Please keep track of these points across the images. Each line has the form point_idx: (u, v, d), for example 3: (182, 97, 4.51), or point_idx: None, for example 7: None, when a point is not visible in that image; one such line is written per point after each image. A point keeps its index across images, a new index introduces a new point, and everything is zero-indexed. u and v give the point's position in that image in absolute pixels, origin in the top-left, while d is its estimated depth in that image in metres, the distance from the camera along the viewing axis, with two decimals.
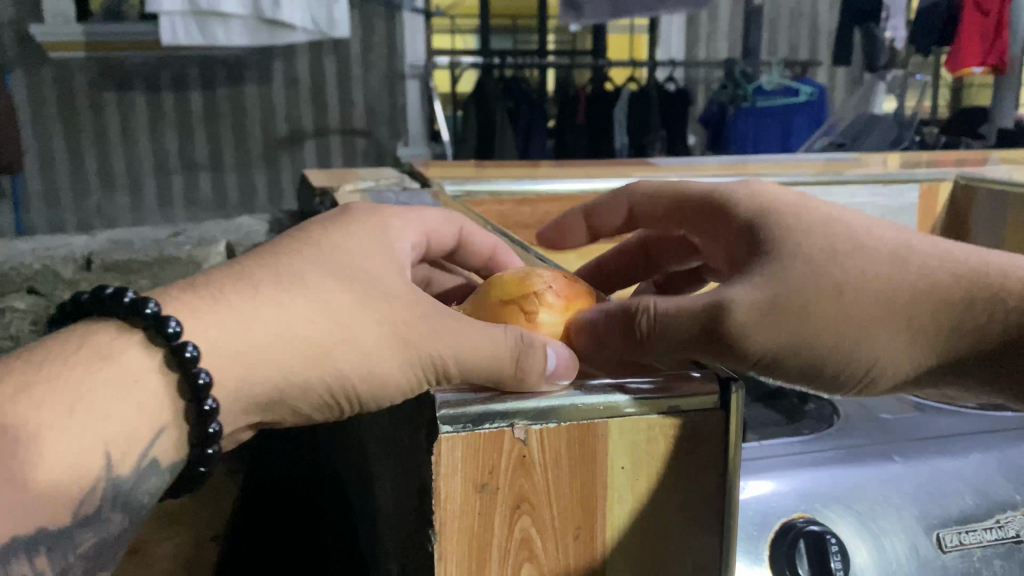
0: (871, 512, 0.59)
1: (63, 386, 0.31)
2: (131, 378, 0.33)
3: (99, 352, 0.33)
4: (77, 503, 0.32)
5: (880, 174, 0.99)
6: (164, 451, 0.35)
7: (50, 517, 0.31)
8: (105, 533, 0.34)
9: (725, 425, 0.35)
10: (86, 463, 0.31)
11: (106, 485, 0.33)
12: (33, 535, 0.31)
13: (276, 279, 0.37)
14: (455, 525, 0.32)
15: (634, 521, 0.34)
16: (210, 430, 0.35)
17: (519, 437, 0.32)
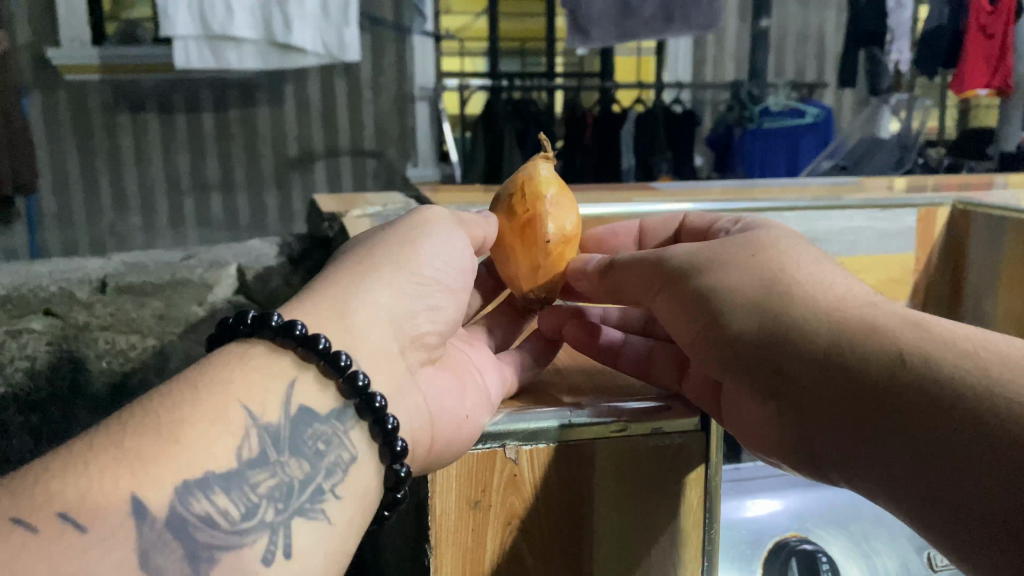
0: (863, 533, 0.60)
1: (194, 376, 0.37)
2: (257, 361, 0.38)
3: (228, 354, 0.39)
4: (236, 447, 0.35)
5: (880, 199, 1.00)
6: (309, 402, 0.39)
7: (217, 460, 0.34)
8: (282, 478, 0.36)
9: (705, 444, 0.44)
10: (228, 414, 0.35)
11: (259, 432, 0.36)
12: (207, 477, 0.33)
13: (352, 277, 0.44)
14: (450, 538, 0.42)
15: (608, 534, 0.43)
16: (354, 379, 0.40)
17: (510, 457, 0.42)
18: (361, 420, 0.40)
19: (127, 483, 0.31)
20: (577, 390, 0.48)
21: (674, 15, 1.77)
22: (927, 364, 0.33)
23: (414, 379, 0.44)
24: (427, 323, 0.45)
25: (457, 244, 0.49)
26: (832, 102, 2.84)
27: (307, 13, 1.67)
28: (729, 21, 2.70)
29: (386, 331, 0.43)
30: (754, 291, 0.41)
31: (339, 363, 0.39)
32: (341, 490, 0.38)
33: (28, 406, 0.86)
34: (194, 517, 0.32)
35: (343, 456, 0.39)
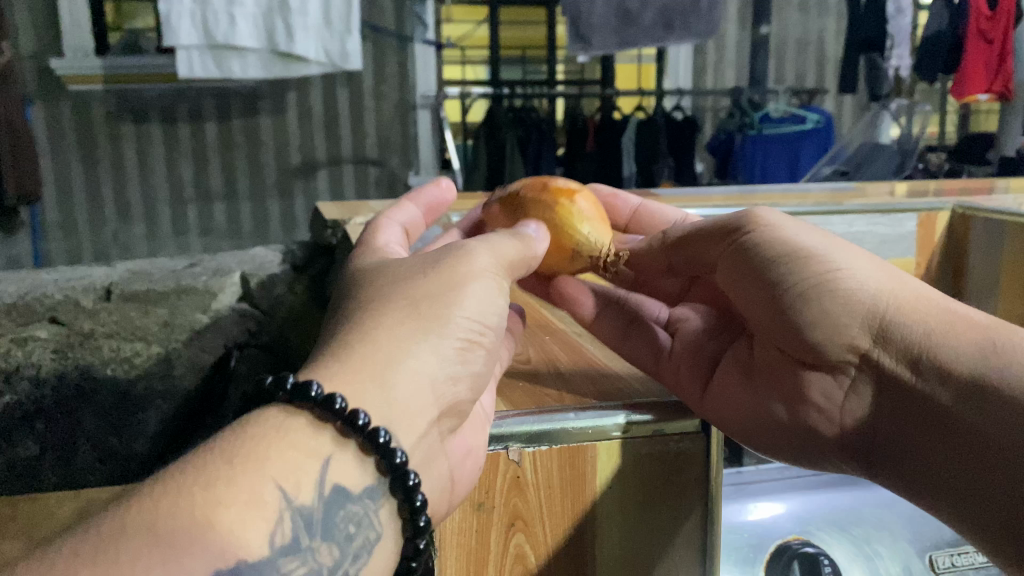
0: (865, 536, 0.61)
1: (229, 448, 0.35)
2: (295, 433, 0.37)
3: (264, 424, 0.37)
4: (270, 532, 0.34)
5: (880, 204, 1.02)
6: (342, 481, 0.38)
7: (250, 549, 0.33)
8: (313, 565, 0.35)
9: (709, 460, 0.44)
10: (263, 495, 0.34)
11: (293, 515, 0.35)
12: (241, 567, 0.33)
13: (388, 329, 0.40)
14: (453, 541, 0.42)
15: (615, 538, 0.44)
16: (391, 457, 0.38)
17: (513, 458, 0.43)
18: (391, 498, 0.39)
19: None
20: (571, 391, 0.49)
21: (674, 23, 1.77)
22: (1015, 364, 0.37)
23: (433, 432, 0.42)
24: (459, 381, 0.43)
25: (492, 314, 0.44)
26: (833, 109, 2.85)
27: (310, 23, 1.68)
28: (729, 30, 2.71)
29: (425, 398, 0.41)
30: (858, 262, 0.44)
31: (377, 440, 0.38)
32: (366, 575, 0.37)
33: (34, 414, 0.86)
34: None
35: (369, 537, 0.38)
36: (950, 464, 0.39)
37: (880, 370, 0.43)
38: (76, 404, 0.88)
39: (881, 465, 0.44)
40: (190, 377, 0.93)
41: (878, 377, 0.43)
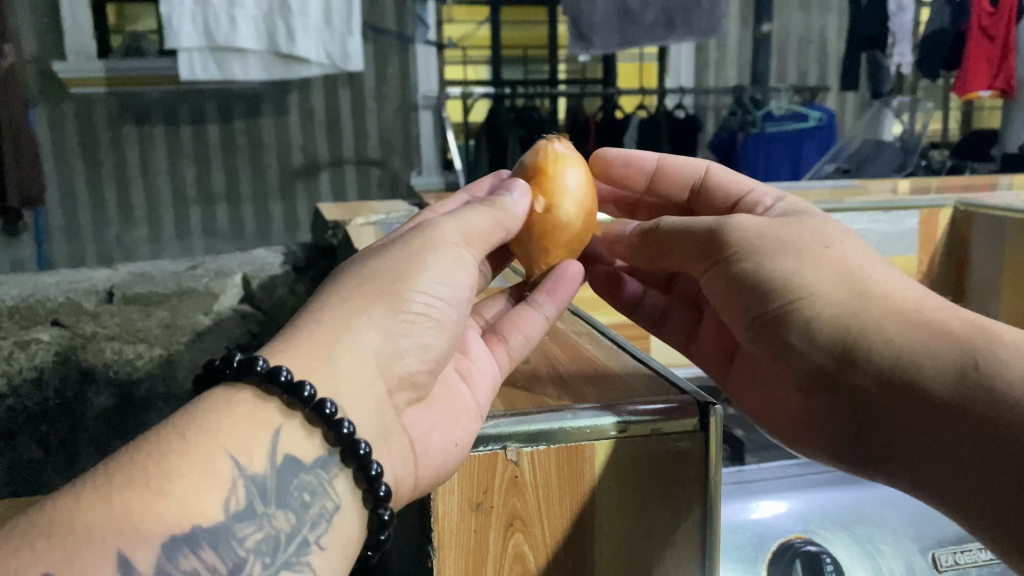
0: (868, 534, 0.61)
1: (183, 422, 0.37)
2: (242, 407, 0.39)
3: (213, 400, 0.39)
4: (224, 500, 0.36)
5: (880, 202, 1.02)
6: (294, 451, 0.39)
7: (204, 515, 0.35)
8: (269, 531, 0.37)
9: (705, 448, 0.44)
10: (216, 465, 0.36)
11: (246, 483, 0.37)
12: (196, 531, 0.34)
13: (337, 309, 0.43)
14: (452, 541, 0.42)
15: (618, 536, 0.44)
16: (339, 427, 0.40)
17: (512, 458, 0.42)
18: (345, 467, 0.41)
19: (114, 542, 0.32)
20: (570, 390, 0.49)
21: (675, 21, 1.78)
22: (992, 376, 0.39)
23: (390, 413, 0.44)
24: (418, 361, 0.45)
25: (458, 294, 0.47)
26: (835, 106, 2.85)
27: (310, 24, 1.68)
28: (730, 28, 2.71)
29: (372, 371, 0.42)
30: (830, 280, 0.47)
31: (324, 411, 0.39)
32: (326, 540, 0.39)
33: (36, 419, 0.85)
34: (181, 572, 0.33)
35: (327, 505, 0.40)
36: (922, 471, 0.42)
37: (846, 385, 0.46)
38: (79, 408, 0.87)
39: (869, 469, 0.47)
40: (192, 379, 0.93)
41: (852, 390, 0.46)
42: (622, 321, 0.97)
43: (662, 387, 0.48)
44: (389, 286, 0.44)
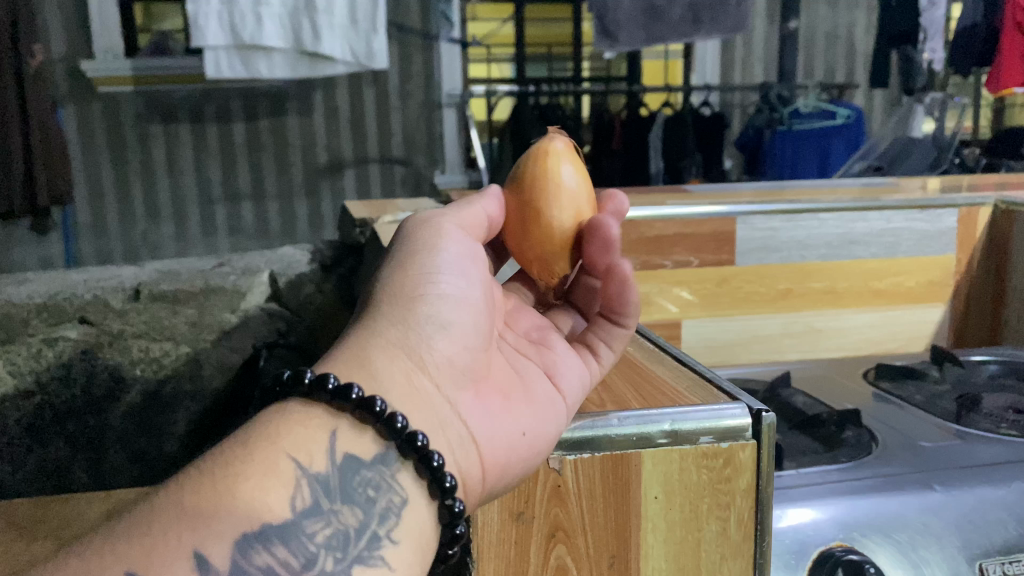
0: (912, 541, 0.59)
1: (241, 433, 0.36)
2: (296, 413, 0.37)
3: (265, 411, 0.38)
4: (290, 497, 0.34)
5: (918, 199, 0.99)
6: (353, 450, 0.37)
7: (272, 512, 0.34)
8: (337, 526, 0.35)
9: (756, 455, 0.42)
10: (276, 467, 0.35)
11: (311, 482, 0.35)
12: (266, 528, 0.33)
13: (359, 327, 0.41)
14: (491, 551, 0.41)
15: (666, 549, 0.42)
16: (392, 421, 0.38)
17: (555, 466, 0.41)
18: (407, 461, 0.38)
19: (189, 539, 0.32)
20: (613, 395, 0.47)
21: (703, 18, 1.75)
22: None
23: (448, 403, 0.40)
24: (462, 346, 0.42)
25: (469, 273, 0.44)
26: (863, 103, 2.81)
27: (336, 22, 1.68)
28: (757, 24, 2.68)
29: (407, 365, 0.40)
30: None
31: (374, 408, 0.37)
32: (397, 533, 0.37)
33: (62, 416, 0.87)
34: (256, 568, 0.32)
35: (394, 499, 0.37)
36: None
37: None
38: (107, 406, 0.89)
39: None
40: (217, 378, 0.94)
41: None
42: (651, 320, 0.95)
43: (709, 392, 0.45)
44: (380, 298, 0.42)
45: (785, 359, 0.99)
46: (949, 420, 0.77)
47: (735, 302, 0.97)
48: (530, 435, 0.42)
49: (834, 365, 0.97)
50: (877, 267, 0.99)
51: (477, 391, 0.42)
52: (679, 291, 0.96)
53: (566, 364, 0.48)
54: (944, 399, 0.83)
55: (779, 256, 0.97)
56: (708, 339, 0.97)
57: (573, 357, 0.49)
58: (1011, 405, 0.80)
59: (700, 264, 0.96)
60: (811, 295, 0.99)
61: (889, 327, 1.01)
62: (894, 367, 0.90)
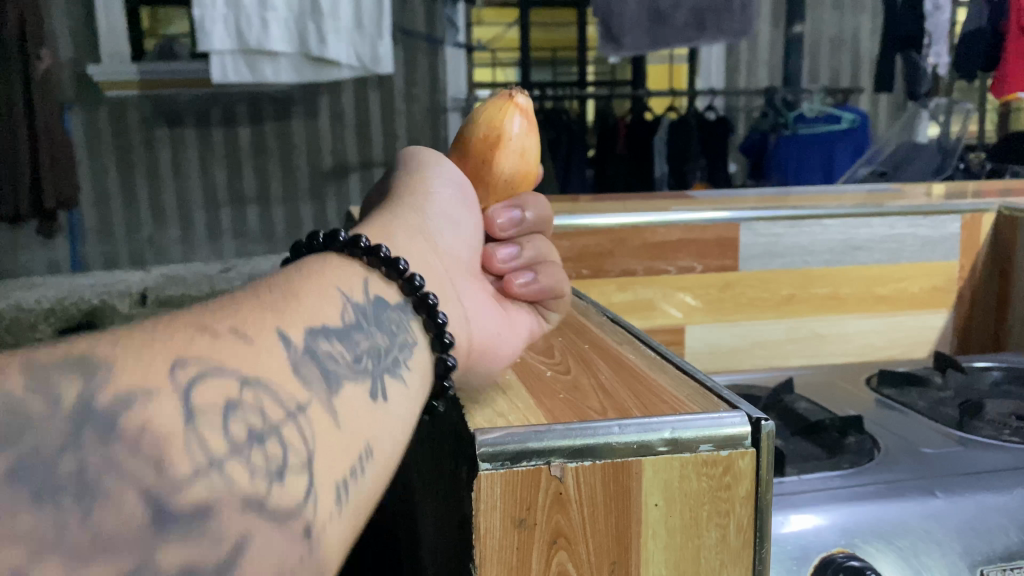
0: (913, 548, 0.59)
1: (280, 270, 0.38)
2: (330, 261, 0.40)
3: (297, 264, 0.39)
4: (340, 311, 0.37)
5: (921, 205, 0.99)
6: (381, 294, 0.41)
7: (330, 318, 0.36)
8: (373, 344, 0.38)
9: (755, 463, 0.43)
10: (327, 289, 0.37)
11: (353, 307, 0.38)
12: (328, 326, 0.35)
13: (377, 218, 0.48)
14: (493, 557, 0.41)
15: (666, 556, 0.43)
16: (411, 279, 0.42)
17: (556, 474, 0.41)
18: (418, 316, 0.43)
19: (272, 321, 0.33)
20: (610, 398, 0.47)
21: (706, 22, 1.76)
22: None
23: (453, 286, 0.48)
24: (462, 244, 0.51)
25: (464, 197, 0.52)
26: (867, 107, 2.81)
27: (341, 27, 1.68)
28: (761, 27, 2.69)
29: (420, 246, 0.47)
30: None
31: (398, 265, 0.42)
32: (411, 365, 0.40)
33: None
34: (324, 351, 0.34)
35: (408, 338, 0.41)
36: None
37: None
38: None
39: None
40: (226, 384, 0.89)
41: None
42: (655, 325, 0.96)
43: (709, 401, 0.46)
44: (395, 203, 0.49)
45: (789, 365, 1.00)
46: (951, 425, 0.77)
47: (739, 307, 0.98)
48: (499, 337, 0.51)
49: (838, 371, 0.97)
50: (881, 273, 1.00)
51: (469, 283, 0.51)
52: (682, 296, 0.96)
53: (520, 312, 0.54)
54: (946, 405, 0.83)
55: (783, 261, 0.97)
56: (712, 345, 0.98)
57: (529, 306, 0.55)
58: (1013, 411, 0.80)
59: (704, 270, 0.96)
60: (814, 301, 0.99)
61: (893, 333, 1.02)
62: (897, 373, 0.90)
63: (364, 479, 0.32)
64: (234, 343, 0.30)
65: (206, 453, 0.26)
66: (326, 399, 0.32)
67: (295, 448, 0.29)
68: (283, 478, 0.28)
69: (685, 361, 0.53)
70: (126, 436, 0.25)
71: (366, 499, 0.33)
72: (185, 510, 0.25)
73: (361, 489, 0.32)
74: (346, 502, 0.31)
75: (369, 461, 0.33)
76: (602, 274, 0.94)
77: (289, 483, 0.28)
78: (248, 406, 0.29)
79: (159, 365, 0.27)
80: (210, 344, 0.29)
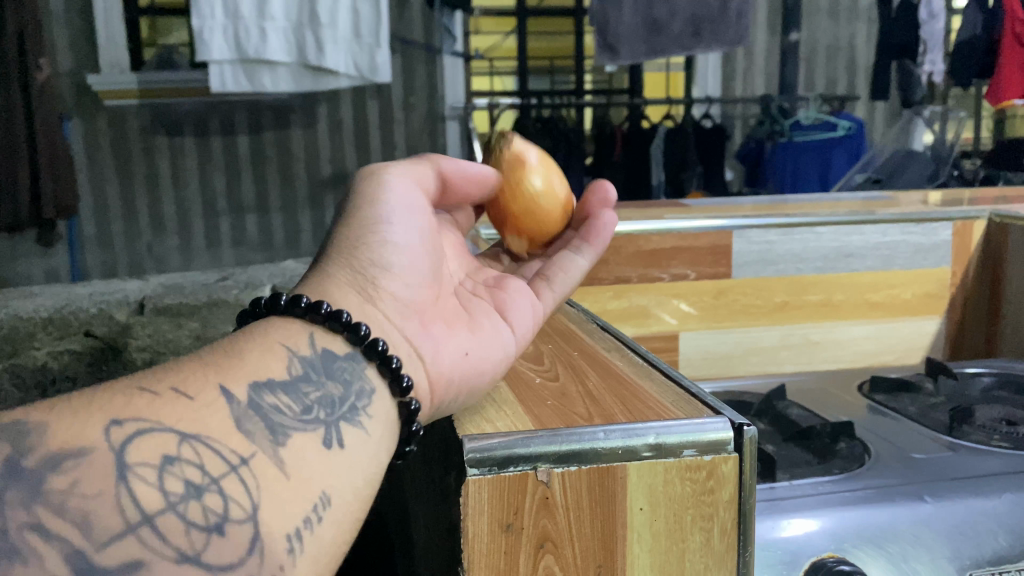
0: (903, 554, 0.60)
1: (232, 335, 0.41)
2: (279, 323, 0.42)
3: (250, 326, 0.43)
4: (286, 365, 0.40)
5: (913, 212, 1.00)
6: (333, 346, 0.43)
7: (274, 373, 0.39)
8: (326, 393, 0.40)
9: (739, 468, 0.43)
10: (272, 348, 0.40)
11: (301, 361, 0.41)
12: (271, 380, 0.38)
13: (315, 272, 0.46)
14: (481, 560, 0.42)
15: (652, 559, 0.43)
16: (357, 328, 0.43)
17: (542, 479, 0.42)
18: (371, 363, 0.43)
19: (213, 380, 0.36)
20: (598, 404, 0.47)
21: (703, 31, 1.75)
22: None
23: (404, 332, 0.46)
24: (412, 282, 0.48)
25: (413, 216, 0.49)
26: (864, 115, 2.83)
27: (339, 36, 1.69)
28: (758, 36, 2.70)
29: (356, 299, 0.45)
30: None
31: (341, 317, 0.42)
32: (372, 411, 0.42)
33: None
34: (267, 404, 0.37)
35: (366, 386, 0.42)
36: None
37: None
38: None
39: None
40: None
41: None
42: (650, 332, 0.96)
43: (694, 407, 0.46)
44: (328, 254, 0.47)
45: (782, 371, 1.00)
46: (942, 431, 0.78)
47: (733, 314, 0.98)
48: (474, 358, 0.49)
49: (832, 377, 0.98)
50: (874, 280, 1.00)
51: (436, 318, 0.49)
52: (677, 303, 0.97)
53: (519, 313, 0.54)
54: (937, 411, 0.84)
55: (776, 269, 0.98)
56: (707, 352, 0.98)
57: (526, 299, 0.55)
58: (1004, 417, 0.81)
59: (697, 277, 0.97)
60: (808, 307, 1.00)
61: (887, 339, 1.02)
62: (888, 380, 0.91)
63: (320, 526, 0.36)
64: (173, 402, 0.34)
65: (137, 512, 0.30)
66: (272, 453, 0.36)
67: (237, 501, 0.33)
68: (224, 530, 0.32)
69: (674, 370, 0.53)
70: (50, 497, 0.29)
71: (326, 544, 0.36)
72: (110, 564, 0.29)
73: (317, 535, 0.35)
74: (298, 549, 0.34)
75: (326, 508, 0.36)
76: (597, 282, 0.94)
77: (225, 537, 0.32)
78: (186, 460, 0.32)
79: (94, 428, 0.31)
80: (156, 405, 0.34)
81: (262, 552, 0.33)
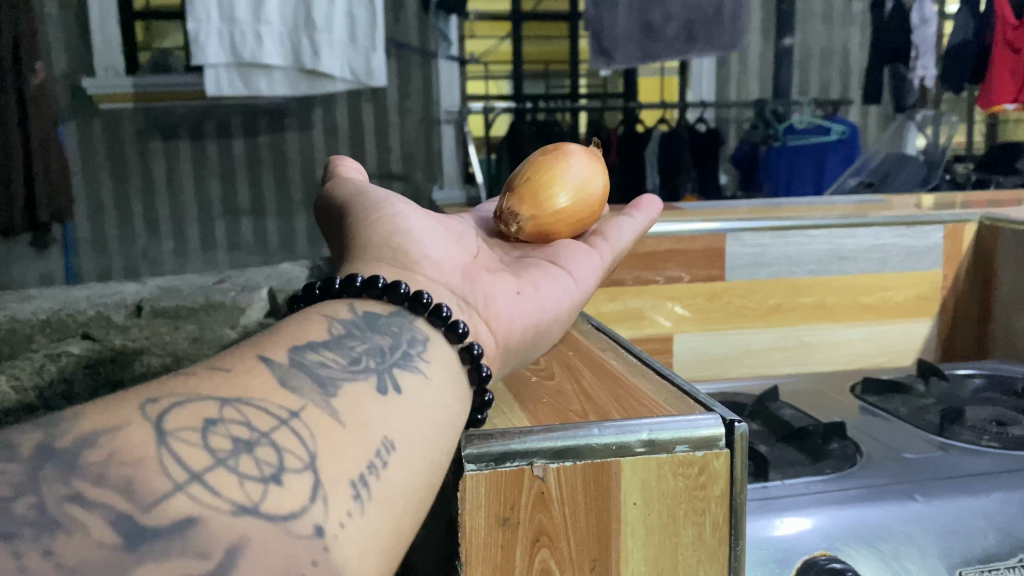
0: (894, 552, 0.61)
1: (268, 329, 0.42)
2: (315, 308, 0.43)
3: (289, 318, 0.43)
4: (327, 331, 0.41)
5: (906, 216, 1.01)
6: (371, 311, 0.44)
7: (315, 336, 0.40)
8: (373, 346, 0.41)
9: (730, 464, 0.44)
10: (309, 324, 0.41)
11: (341, 323, 0.42)
12: (312, 343, 0.39)
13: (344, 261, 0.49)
14: (478, 555, 0.42)
15: (645, 553, 0.44)
16: (395, 287, 0.45)
17: (538, 474, 0.42)
18: (419, 314, 0.45)
19: (251, 353, 0.37)
20: (590, 402, 0.48)
21: (697, 35, 1.79)
22: None
23: (448, 286, 0.49)
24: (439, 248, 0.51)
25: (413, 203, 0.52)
26: (857, 118, 2.85)
27: (335, 40, 1.69)
28: (752, 41, 2.71)
29: (387, 265, 0.47)
30: None
31: (380, 282, 0.45)
32: (428, 357, 0.43)
33: None
34: (313, 360, 0.38)
35: (417, 335, 0.44)
36: None
37: None
38: None
39: None
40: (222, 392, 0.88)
41: None
42: (645, 334, 0.97)
43: (686, 404, 0.47)
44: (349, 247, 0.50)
45: (776, 373, 1.01)
46: (933, 431, 0.79)
47: (727, 316, 0.99)
48: (525, 298, 0.51)
49: (825, 378, 0.99)
50: (867, 282, 1.01)
51: (486, 275, 0.52)
52: (672, 305, 0.98)
53: (577, 261, 0.57)
54: (928, 412, 0.85)
55: (770, 271, 0.99)
56: (702, 353, 0.99)
57: (578, 249, 0.58)
58: (994, 417, 0.82)
59: (692, 280, 0.98)
60: (801, 309, 1.01)
61: (880, 341, 1.03)
62: (880, 382, 0.92)
63: (388, 469, 0.35)
64: (211, 377, 0.34)
65: (182, 471, 0.29)
66: (327, 401, 0.35)
67: (292, 452, 0.32)
68: (282, 481, 0.31)
69: (667, 368, 0.54)
70: (87, 470, 0.28)
71: (398, 485, 0.35)
72: (162, 524, 0.27)
73: (386, 477, 0.34)
74: (366, 494, 0.33)
75: (391, 451, 0.36)
76: None
77: (284, 487, 0.31)
78: (230, 421, 0.31)
79: (129, 408, 0.30)
80: (190, 382, 0.33)
81: (324, 500, 0.31)
